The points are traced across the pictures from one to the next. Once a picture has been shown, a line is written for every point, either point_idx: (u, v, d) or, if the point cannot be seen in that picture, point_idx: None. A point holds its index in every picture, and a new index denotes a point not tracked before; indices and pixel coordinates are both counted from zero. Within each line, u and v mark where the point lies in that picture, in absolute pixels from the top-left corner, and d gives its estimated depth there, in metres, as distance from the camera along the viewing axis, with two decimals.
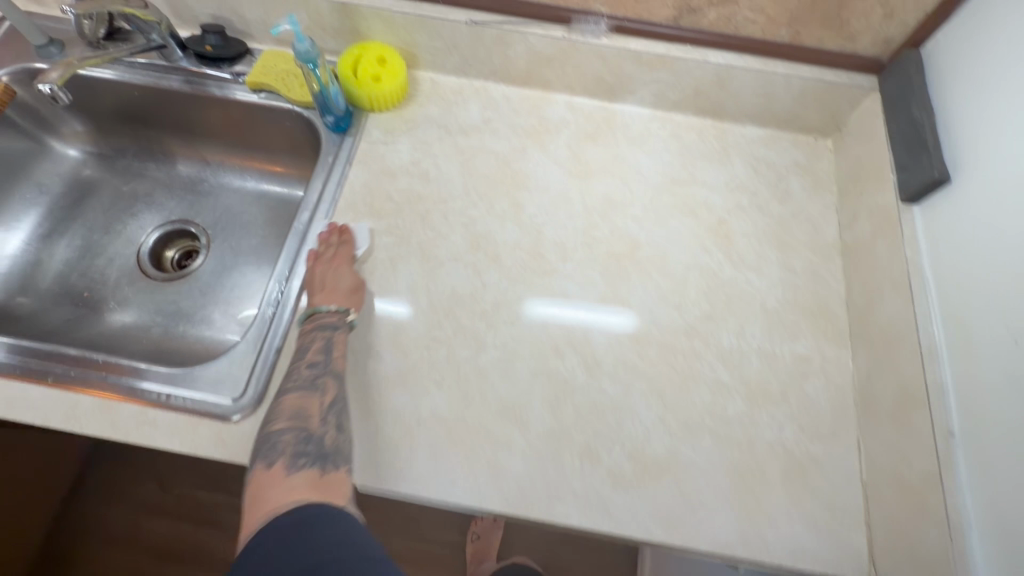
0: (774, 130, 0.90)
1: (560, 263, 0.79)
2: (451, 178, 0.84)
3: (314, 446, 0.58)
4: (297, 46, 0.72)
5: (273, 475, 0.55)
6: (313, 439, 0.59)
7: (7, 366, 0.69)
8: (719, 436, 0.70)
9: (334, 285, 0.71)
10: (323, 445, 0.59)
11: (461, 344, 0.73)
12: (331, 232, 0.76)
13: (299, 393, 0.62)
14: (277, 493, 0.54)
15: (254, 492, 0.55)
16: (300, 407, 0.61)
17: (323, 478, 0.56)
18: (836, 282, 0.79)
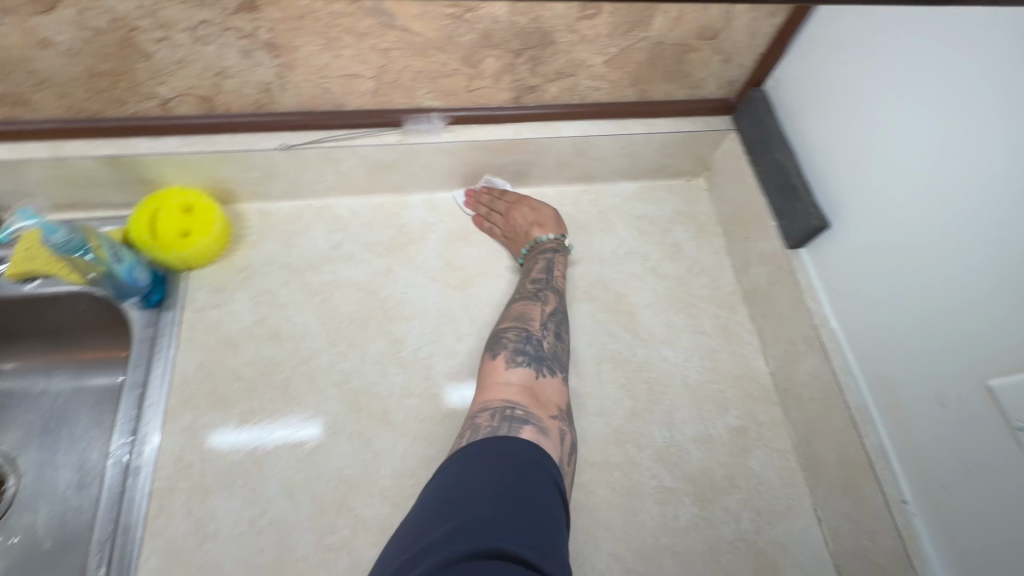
0: (646, 183, 0.86)
1: (460, 398, 0.68)
2: (310, 329, 0.70)
3: (532, 348, 0.64)
4: (52, 238, 0.60)
5: (495, 365, 0.63)
6: (532, 341, 0.65)
7: None
8: (679, 554, 0.62)
9: (539, 217, 0.76)
10: (540, 348, 0.65)
11: (366, 542, 0.60)
12: (482, 196, 0.79)
13: (525, 300, 0.69)
14: (495, 384, 0.60)
15: (480, 376, 0.63)
16: (527, 309, 0.68)
17: (537, 382, 0.61)
18: (748, 335, 0.76)
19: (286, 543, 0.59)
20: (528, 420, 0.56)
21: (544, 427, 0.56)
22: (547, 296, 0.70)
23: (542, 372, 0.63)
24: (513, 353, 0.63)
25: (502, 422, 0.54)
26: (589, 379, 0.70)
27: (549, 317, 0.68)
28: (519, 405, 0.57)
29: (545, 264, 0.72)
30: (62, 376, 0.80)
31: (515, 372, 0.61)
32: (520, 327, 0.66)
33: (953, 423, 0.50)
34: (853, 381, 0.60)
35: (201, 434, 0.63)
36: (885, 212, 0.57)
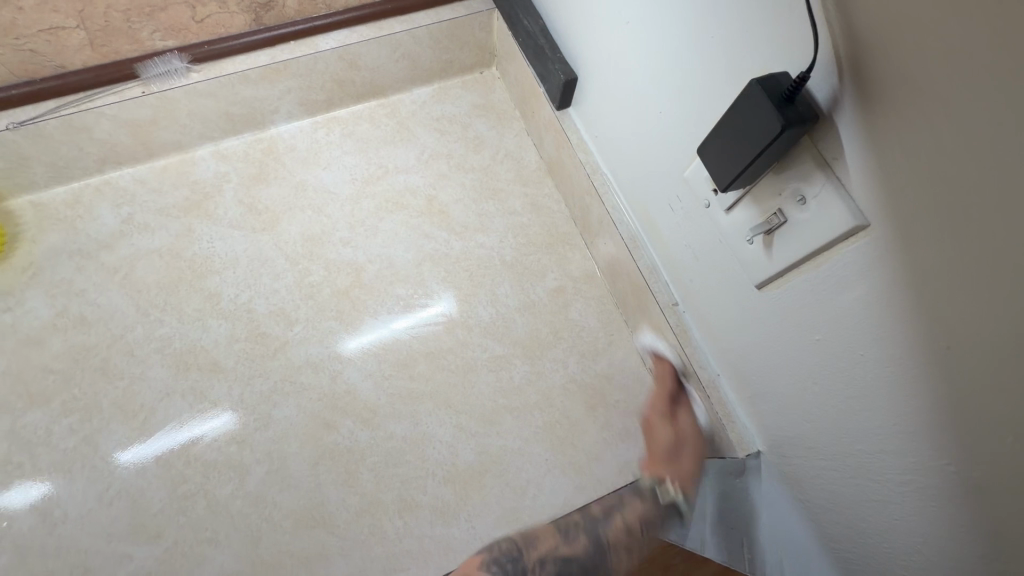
0: (439, 83, 0.86)
1: (288, 331, 0.70)
2: (118, 307, 0.69)
3: (568, 544, 0.56)
4: None
5: (474, 562, 0.54)
6: (566, 535, 0.56)
7: None
8: (517, 408, 0.68)
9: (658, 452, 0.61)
10: (549, 544, 0.55)
11: (219, 481, 0.62)
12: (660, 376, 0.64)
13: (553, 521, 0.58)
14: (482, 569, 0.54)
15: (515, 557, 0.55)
16: (545, 521, 0.58)
17: (533, 546, 0.55)
18: (556, 204, 0.80)
19: (139, 506, 0.61)
20: (555, 555, 0.54)
21: (598, 534, 0.56)
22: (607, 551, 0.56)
23: (568, 538, 0.56)
24: (527, 536, 0.56)
25: (615, 513, 0.59)
26: (422, 308, 0.73)
27: (561, 547, 0.55)
28: (557, 553, 0.54)
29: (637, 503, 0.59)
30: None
31: (480, 574, 0.52)
32: (549, 552, 0.54)
33: (678, 224, 0.56)
34: (625, 216, 0.66)
35: (23, 434, 0.63)
36: (601, 51, 0.60)
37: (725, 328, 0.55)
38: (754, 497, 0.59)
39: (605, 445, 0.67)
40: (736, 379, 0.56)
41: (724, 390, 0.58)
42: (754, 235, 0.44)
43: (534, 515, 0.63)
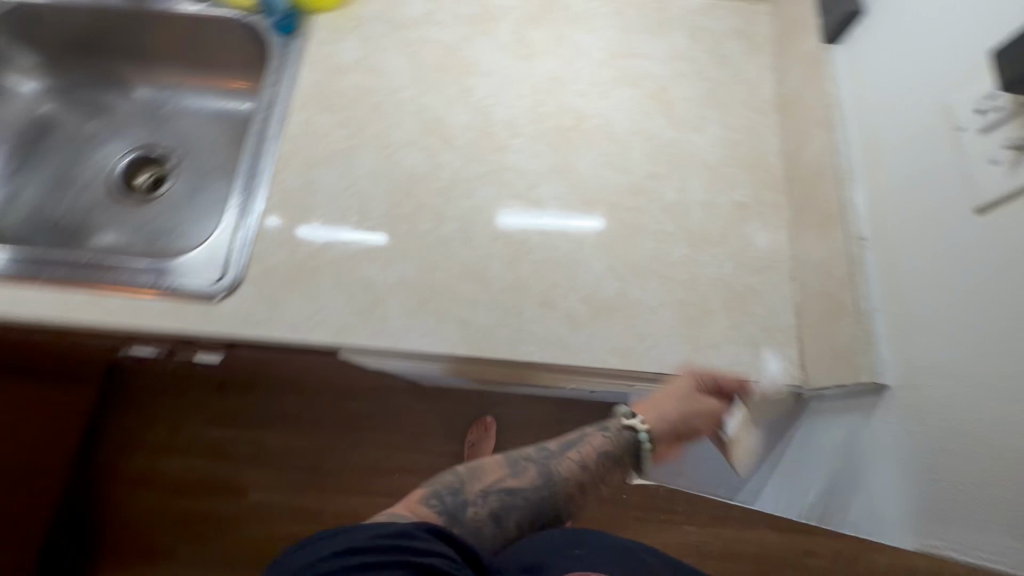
0: (711, 2, 0.93)
1: (510, 139, 0.82)
2: (400, 70, 0.86)
3: (452, 502, 0.58)
4: None
5: (414, 489, 0.59)
6: (452, 494, 0.59)
7: (9, 268, 0.75)
8: (665, 277, 0.76)
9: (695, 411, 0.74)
10: (461, 506, 0.59)
11: (423, 218, 0.78)
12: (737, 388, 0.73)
13: (501, 460, 0.65)
14: (405, 499, 0.58)
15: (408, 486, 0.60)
16: (492, 467, 0.64)
17: (436, 518, 0.56)
18: (772, 136, 0.84)
19: (365, 207, 0.78)
20: (495, 487, 0.61)
21: (518, 469, 0.65)
22: (523, 472, 0.64)
23: (513, 471, 0.64)
24: (436, 488, 0.59)
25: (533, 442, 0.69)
26: (578, 218, 0.78)
27: (497, 488, 0.62)
28: (498, 485, 0.62)
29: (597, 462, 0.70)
30: (220, 99, 1.05)
31: (404, 506, 0.57)
32: (456, 475, 0.61)
33: (914, 158, 0.60)
34: (847, 152, 0.70)
35: (311, 126, 0.82)
36: None
37: (913, 259, 0.59)
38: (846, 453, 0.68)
39: (727, 340, 0.73)
40: (896, 309, 0.61)
41: (876, 320, 0.63)
42: (1000, 157, 0.48)
43: (643, 360, 0.72)
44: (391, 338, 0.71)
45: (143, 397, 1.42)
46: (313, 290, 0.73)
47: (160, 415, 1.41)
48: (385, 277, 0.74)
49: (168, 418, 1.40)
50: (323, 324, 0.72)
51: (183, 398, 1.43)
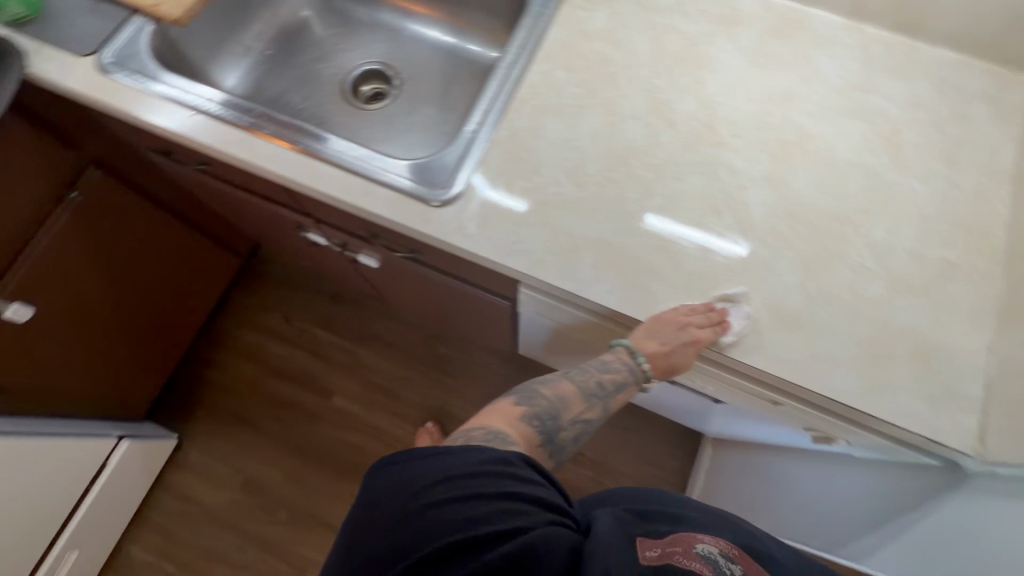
0: (966, 58, 0.90)
1: (731, 138, 0.85)
2: (641, 49, 0.91)
3: (547, 422, 0.73)
4: None
5: (509, 407, 0.73)
6: (547, 418, 0.73)
7: (272, 128, 0.86)
8: (852, 310, 0.76)
9: (672, 360, 0.73)
10: (554, 431, 0.73)
11: (632, 188, 0.82)
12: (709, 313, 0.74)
13: (579, 386, 0.76)
14: (504, 419, 0.71)
15: (495, 407, 0.73)
16: (570, 398, 0.75)
17: (530, 442, 0.71)
18: (1002, 205, 0.81)
19: (581, 163, 0.83)
20: (575, 414, 0.75)
21: (592, 399, 0.76)
22: (593, 403, 0.76)
23: (589, 404, 0.76)
24: (534, 412, 0.72)
25: (593, 370, 0.77)
26: (724, 239, 0.79)
27: (579, 418, 0.75)
28: (579, 416, 0.75)
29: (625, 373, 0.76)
30: (453, 38, 1.13)
31: (507, 419, 0.71)
32: (553, 404, 0.74)
33: None
34: None
35: (548, 79, 0.88)
36: None
37: None
38: (996, 518, 0.68)
39: (903, 389, 0.72)
40: None
41: None
42: None
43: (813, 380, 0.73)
44: (579, 286, 0.76)
45: (310, 287, 1.85)
46: (520, 223, 0.80)
47: (320, 305, 1.84)
48: (585, 229, 0.79)
49: (325, 310, 1.83)
50: (521, 253, 0.78)
51: (335, 299, 1.85)
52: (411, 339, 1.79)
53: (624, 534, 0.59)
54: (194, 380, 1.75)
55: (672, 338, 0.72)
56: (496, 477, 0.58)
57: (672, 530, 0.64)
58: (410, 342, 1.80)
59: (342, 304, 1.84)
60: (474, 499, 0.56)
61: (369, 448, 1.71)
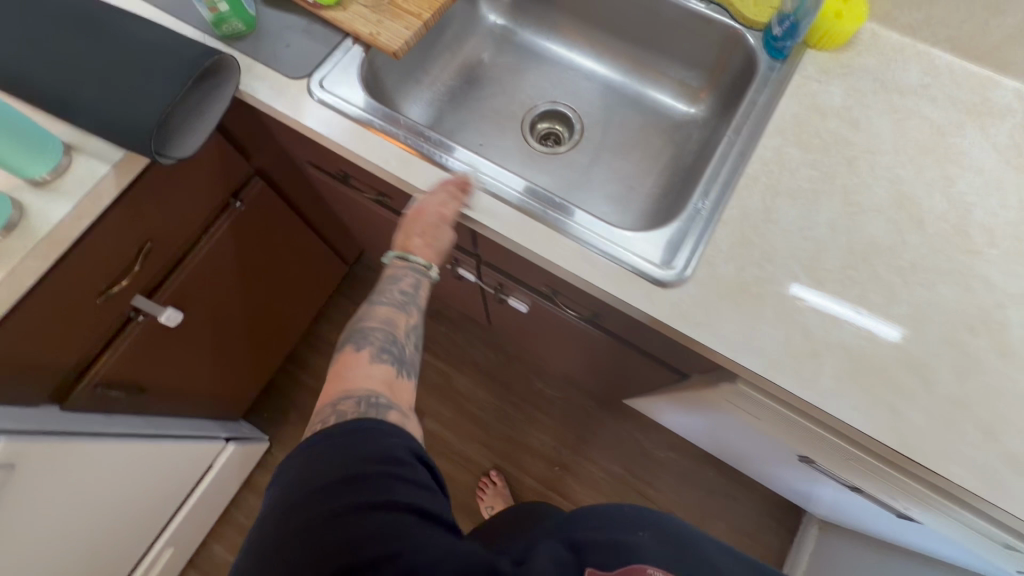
0: None
1: (986, 248, 0.77)
2: (883, 133, 0.83)
3: (393, 351, 0.75)
4: None
5: (359, 356, 0.73)
6: (394, 346, 0.76)
7: (497, 191, 0.82)
8: None
9: (432, 239, 0.81)
10: (401, 352, 0.76)
11: (875, 291, 0.75)
12: (455, 188, 0.79)
13: (392, 308, 0.79)
14: (355, 374, 0.70)
15: (339, 366, 0.73)
16: (392, 317, 0.78)
17: (394, 379, 0.72)
18: None
19: (818, 255, 0.77)
20: (407, 326, 0.79)
21: (407, 307, 0.81)
22: (411, 309, 0.81)
23: (404, 310, 0.80)
24: (376, 350, 0.74)
25: (388, 287, 0.82)
26: (880, 322, 0.73)
27: (410, 326, 0.79)
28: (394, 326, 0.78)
29: (411, 281, 0.82)
30: (643, 88, 1.08)
31: (378, 368, 0.72)
32: (384, 330, 0.77)
33: None
34: None
35: (782, 157, 0.82)
36: None
37: None
38: None
39: None
40: None
41: None
42: None
43: None
44: (819, 397, 0.70)
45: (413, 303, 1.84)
46: (752, 316, 0.73)
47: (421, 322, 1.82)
48: (826, 332, 0.73)
49: (426, 328, 1.81)
50: (755, 352, 0.72)
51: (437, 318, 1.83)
52: (511, 369, 1.78)
53: (566, 562, 0.58)
54: (291, 383, 1.74)
55: (425, 229, 0.79)
56: (376, 473, 0.57)
57: (623, 557, 0.58)
58: (508, 373, 1.78)
59: (444, 325, 1.82)
60: (381, 512, 0.55)
61: (456, 476, 1.67)
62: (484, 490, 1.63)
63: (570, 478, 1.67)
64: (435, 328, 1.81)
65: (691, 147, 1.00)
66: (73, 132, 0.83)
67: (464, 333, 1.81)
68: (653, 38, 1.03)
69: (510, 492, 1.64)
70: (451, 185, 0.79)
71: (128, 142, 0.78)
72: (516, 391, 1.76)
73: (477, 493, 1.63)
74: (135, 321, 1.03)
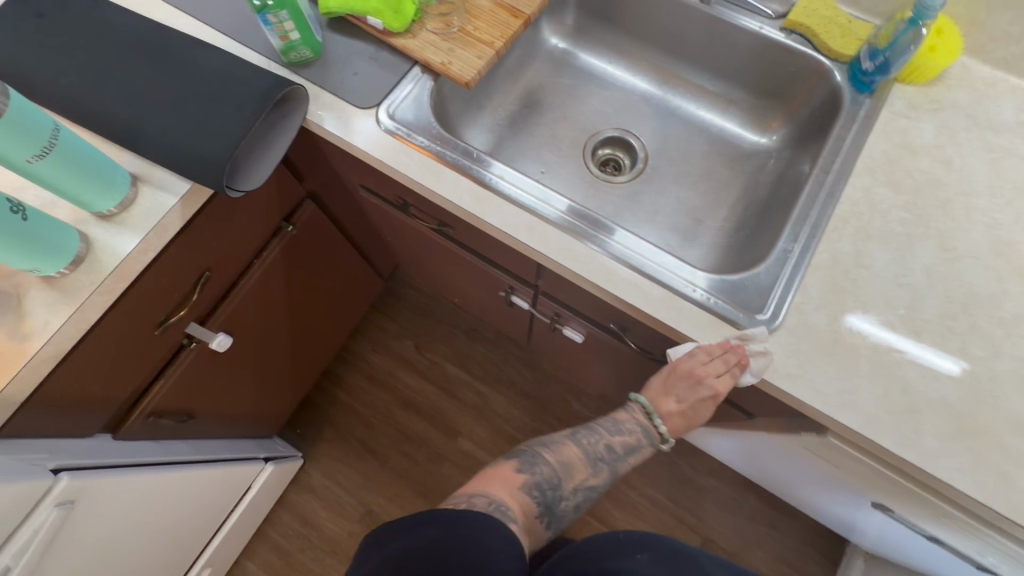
0: None
1: None
2: (978, 173, 0.80)
3: (544, 493, 0.79)
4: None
5: (510, 477, 0.79)
6: (550, 488, 0.80)
7: (556, 218, 0.80)
8: None
9: (693, 413, 0.81)
10: (554, 496, 0.80)
11: (976, 343, 0.72)
12: (727, 353, 0.69)
13: (579, 454, 0.84)
14: (501, 490, 0.77)
15: (484, 477, 0.79)
16: (570, 463, 0.83)
17: (531, 522, 0.77)
18: None
19: (915, 304, 0.73)
20: (579, 484, 0.82)
21: (592, 466, 0.84)
22: (598, 471, 0.84)
23: (593, 469, 0.84)
24: (533, 483, 0.79)
25: (605, 433, 0.86)
26: (940, 355, 0.71)
27: (584, 486, 0.83)
28: (584, 483, 0.83)
29: (635, 427, 0.86)
30: (709, 115, 1.05)
31: (518, 497, 0.77)
32: (557, 472, 0.81)
33: None
34: None
35: (873, 197, 0.79)
36: None
37: None
38: None
39: None
40: None
41: None
42: None
43: None
44: (920, 457, 0.67)
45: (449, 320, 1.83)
46: (847, 368, 0.70)
47: (457, 339, 1.81)
48: (926, 387, 0.70)
49: (462, 346, 1.80)
50: (853, 408, 0.69)
51: (473, 335, 1.82)
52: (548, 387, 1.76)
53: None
54: (326, 400, 1.73)
55: (687, 398, 0.80)
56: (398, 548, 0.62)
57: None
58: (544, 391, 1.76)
59: (480, 342, 1.81)
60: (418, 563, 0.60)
61: None
62: None
63: (608, 503, 1.64)
64: (471, 345, 1.81)
65: (764, 180, 0.97)
66: (139, 162, 0.81)
67: (501, 351, 1.81)
68: (724, 65, 1.00)
69: None
70: (731, 356, 0.69)
71: (197, 176, 0.76)
72: (551, 410, 1.74)
73: None
74: (188, 348, 1.01)
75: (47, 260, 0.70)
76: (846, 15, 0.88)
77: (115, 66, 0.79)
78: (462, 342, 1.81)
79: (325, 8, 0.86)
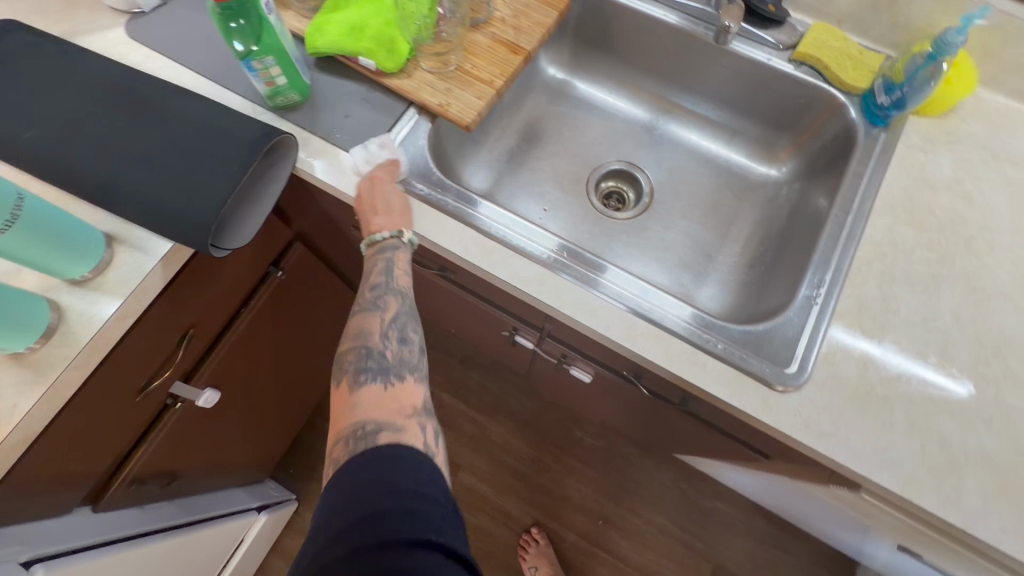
0: None
1: None
2: (1000, 209, 0.77)
3: (376, 361, 0.64)
4: (952, 34, 0.71)
5: (343, 390, 0.63)
6: (375, 354, 0.64)
7: (550, 260, 0.76)
8: None
9: (387, 206, 0.75)
10: (385, 357, 0.64)
11: (1011, 390, 0.69)
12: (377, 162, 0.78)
13: (364, 312, 0.69)
14: (346, 409, 0.61)
15: (335, 402, 0.64)
16: (365, 323, 0.67)
17: (388, 392, 0.61)
18: None
19: (945, 350, 0.70)
20: (385, 323, 0.67)
21: (379, 302, 0.69)
22: (385, 301, 0.69)
23: (377, 305, 0.69)
24: (357, 370, 0.63)
25: (365, 285, 0.72)
26: (942, 375, 0.69)
27: (390, 324, 0.68)
28: (385, 322, 0.68)
29: (383, 264, 0.73)
30: (714, 146, 1.02)
31: (362, 395, 0.61)
32: (362, 345, 0.65)
33: None
34: None
35: (895, 238, 0.76)
36: None
37: None
38: None
39: None
40: None
41: None
42: None
43: None
44: (963, 517, 0.63)
45: (446, 349, 1.78)
46: (880, 421, 0.67)
47: (454, 368, 1.76)
48: (964, 440, 0.66)
49: (459, 375, 1.75)
50: (890, 467, 0.65)
51: (470, 363, 1.77)
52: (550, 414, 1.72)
53: None
54: (320, 438, 1.66)
55: (377, 193, 0.76)
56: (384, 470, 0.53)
57: None
58: (545, 419, 1.71)
59: (478, 370, 1.76)
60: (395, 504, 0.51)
61: (496, 533, 1.59)
62: (527, 549, 1.54)
63: (615, 533, 1.59)
64: (468, 373, 1.76)
65: (776, 212, 0.94)
66: (115, 221, 0.75)
67: (500, 378, 1.76)
68: (729, 93, 0.96)
69: (553, 550, 1.55)
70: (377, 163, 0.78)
71: (179, 237, 0.70)
72: (553, 439, 1.69)
73: (520, 551, 1.55)
74: (173, 409, 0.94)
75: (12, 338, 0.64)
76: (856, 46, 0.85)
77: (86, 118, 0.73)
78: (459, 371, 1.76)
79: (313, 49, 0.80)
